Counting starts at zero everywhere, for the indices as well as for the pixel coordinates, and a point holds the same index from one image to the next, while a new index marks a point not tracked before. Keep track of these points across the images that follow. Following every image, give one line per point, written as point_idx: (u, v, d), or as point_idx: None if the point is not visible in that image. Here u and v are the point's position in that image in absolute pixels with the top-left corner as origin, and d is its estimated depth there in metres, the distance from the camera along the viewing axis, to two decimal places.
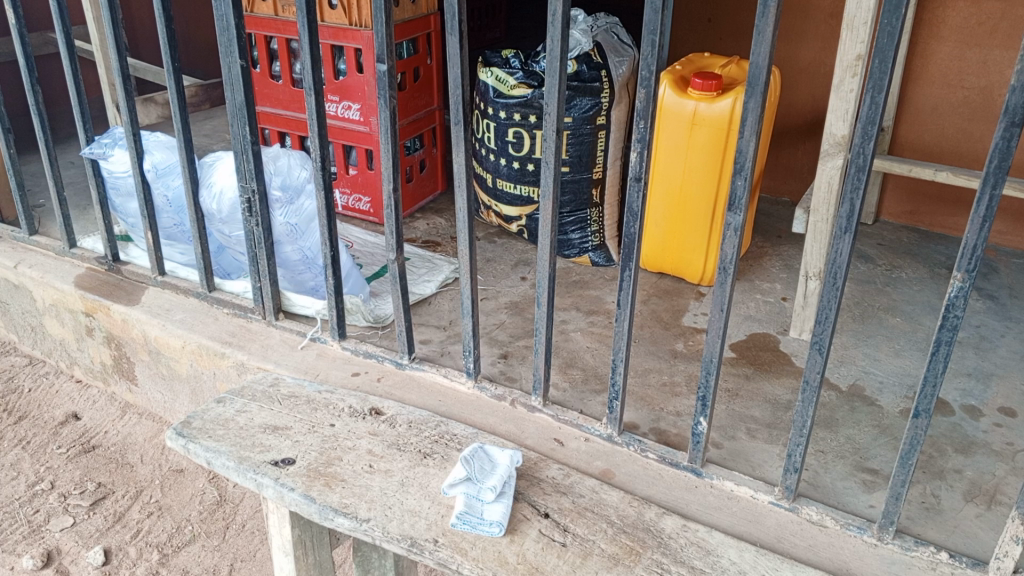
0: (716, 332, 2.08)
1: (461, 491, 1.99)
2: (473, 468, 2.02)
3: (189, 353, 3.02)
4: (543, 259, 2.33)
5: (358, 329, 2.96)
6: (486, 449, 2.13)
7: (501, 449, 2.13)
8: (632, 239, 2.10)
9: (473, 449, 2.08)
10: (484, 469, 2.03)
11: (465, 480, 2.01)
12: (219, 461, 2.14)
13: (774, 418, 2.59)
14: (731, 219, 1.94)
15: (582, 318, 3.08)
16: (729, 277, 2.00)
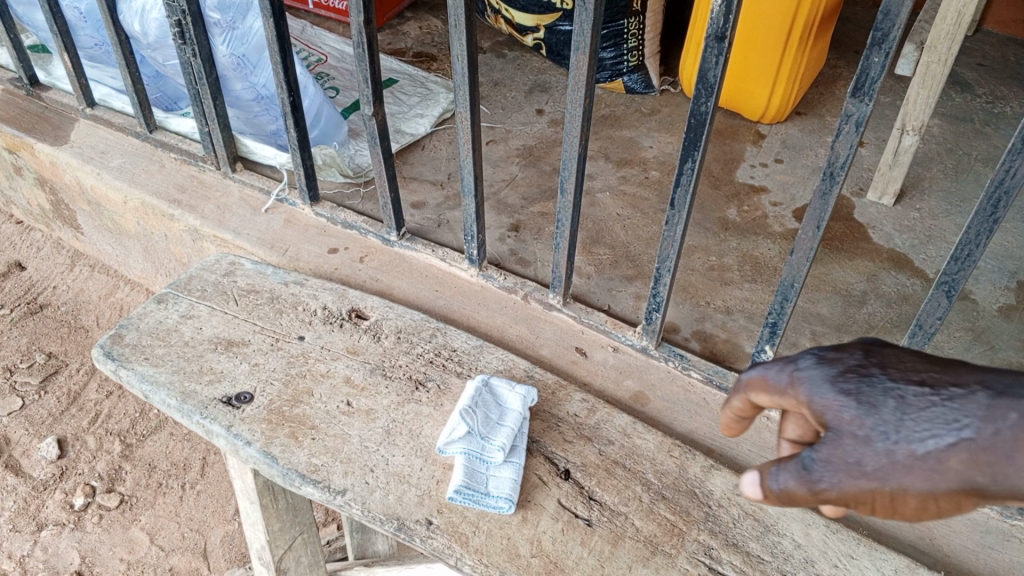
0: (803, 253, 1.55)
1: (462, 450, 1.56)
2: (474, 422, 1.59)
3: (134, 210, 2.49)
4: (571, 133, 1.71)
5: (335, 186, 2.43)
6: (490, 388, 1.70)
7: (510, 389, 1.70)
8: (700, 124, 1.49)
9: (474, 394, 1.64)
10: (485, 422, 1.61)
11: (465, 438, 1.57)
12: (158, 397, 1.70)
13: (845, 318, 2.12)
14: (852, 108, 1.33)
15: (612, 172, 2.58)
16: (836, 187, 1.43)
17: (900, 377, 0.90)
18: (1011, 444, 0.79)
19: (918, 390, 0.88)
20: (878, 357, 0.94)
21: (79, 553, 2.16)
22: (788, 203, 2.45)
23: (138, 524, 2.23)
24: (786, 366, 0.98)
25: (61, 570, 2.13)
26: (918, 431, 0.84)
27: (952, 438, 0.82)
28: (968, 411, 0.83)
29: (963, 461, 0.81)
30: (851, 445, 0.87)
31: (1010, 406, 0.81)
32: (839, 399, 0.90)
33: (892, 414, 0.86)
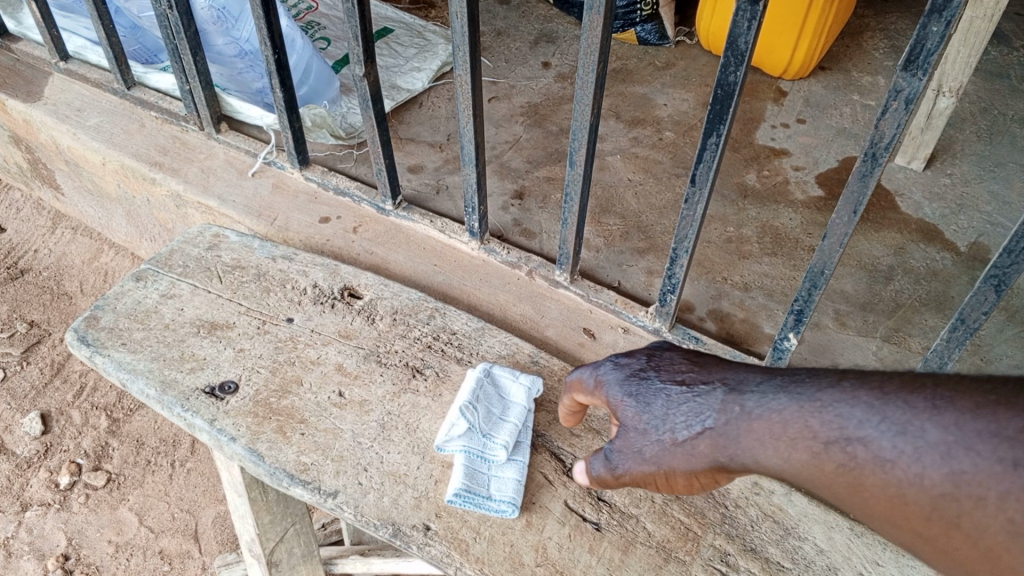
0: (836, 238, 1.42)
1: (462, 449, 1.45)
2: (474, 419, 1.47)
3: (113, 172, 2.34)
4: (582, 100, 1.54)
5: (326, 148, 2.28)
6: (492, 377, 1.57)
7: (513, 379, 1.57)
8: (728, 95, 1.33)
9: (474, 386, 1.52)
10: (486, 418, 1.49)
11: (465, 436, 1.46)
12: (136, 386, 1.58)
13: (871, 296, 1.99)
14: (902, 83, 1.17)
15: (623, 132, 2.44)
16: (878, 169, 1.29)
17: (667, 376, 1.17)
18: (734, 428, 1.03)
19: (680, 385, 1.14)
20: (657, 360, 1.21)
21: (65, 535, 2.08)
22: (811, 168, 2.30)
23: (126, 504, 2.15)
24: (593, 370, 1.28)
25: (47, 552, 2.04)
26: (678, 423, 1.09)
27: (699, 427, 1.07)
28: (710, 406, 1.07)
29: (708, 446, 1.05)
30: (635, 435, 1.15)
31: (735, 400, 1.05)
32: (624, 399, 1.18)
33: (662, 409, 1.12)
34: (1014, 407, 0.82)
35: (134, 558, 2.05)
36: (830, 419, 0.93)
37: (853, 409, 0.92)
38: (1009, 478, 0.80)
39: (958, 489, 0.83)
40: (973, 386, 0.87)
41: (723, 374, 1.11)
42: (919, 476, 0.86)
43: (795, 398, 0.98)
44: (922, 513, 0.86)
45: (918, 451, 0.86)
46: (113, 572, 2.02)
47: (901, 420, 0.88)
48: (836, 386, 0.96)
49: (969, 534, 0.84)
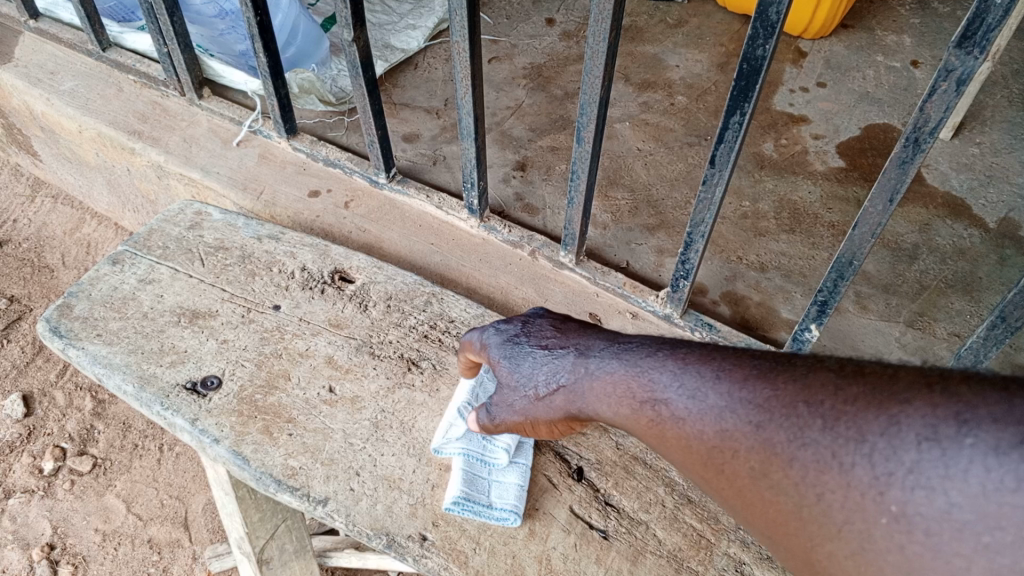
0: (868, 228, 1.30)
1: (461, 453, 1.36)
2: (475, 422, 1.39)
3: (90, 141, 2.20)
4: (592, 72, 1.38)
5: (315, 115, 2.16)
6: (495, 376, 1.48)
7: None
8: (754, 70, 1.19)
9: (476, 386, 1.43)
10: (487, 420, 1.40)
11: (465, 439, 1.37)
12: (113, 382, 1.48)
13: (895, 277, 1.87)
14: (954, 62, 1.04)
15: (632, 97, 2.31)
16: (920, 156, 1.16)
17: (536, 338, 1.20)
18: (579, 385, 1.08)
19: (544, 346, 1.17)
20: (528, 322, 1.25)
21: (51, 523, 2.00)
22: (832, 137, 2.19)
23: (113, 490, 2.07)
24: (477, 331, 1.30)
25: (31, 541, 1.96)
26: (541, 379, 1.14)
27: (556, 383, 1.11)
28: (564, 368, 1.11)
29: (563, 400, 1.10)
30: (507, 389, 1.20)
31: (584, 363, 1.09)
32: (498, 357, 1.22)
33: (528, 366, 1.16)
34: (770, 378, 0.85)
35: (123, 547, 1.97)
36: (645, 381, 0.97)
37: (662, 372, 0.96)
38: (757, 435, 0.82)
39: (724, 443, 0.85)
40: (753, 360, 0.90)
41: (582, 338, 1.16)
42: (699, 430, 0.88)
43: (625, 360, 1.02)
44: (700, 467, 0.89)
45: (701, 410, 0.89)
46: (100, 562, 1.94)
47: (693, 385, 0.91)
48: (657, 353, 1.00)
49: (728, 483, 0.85)
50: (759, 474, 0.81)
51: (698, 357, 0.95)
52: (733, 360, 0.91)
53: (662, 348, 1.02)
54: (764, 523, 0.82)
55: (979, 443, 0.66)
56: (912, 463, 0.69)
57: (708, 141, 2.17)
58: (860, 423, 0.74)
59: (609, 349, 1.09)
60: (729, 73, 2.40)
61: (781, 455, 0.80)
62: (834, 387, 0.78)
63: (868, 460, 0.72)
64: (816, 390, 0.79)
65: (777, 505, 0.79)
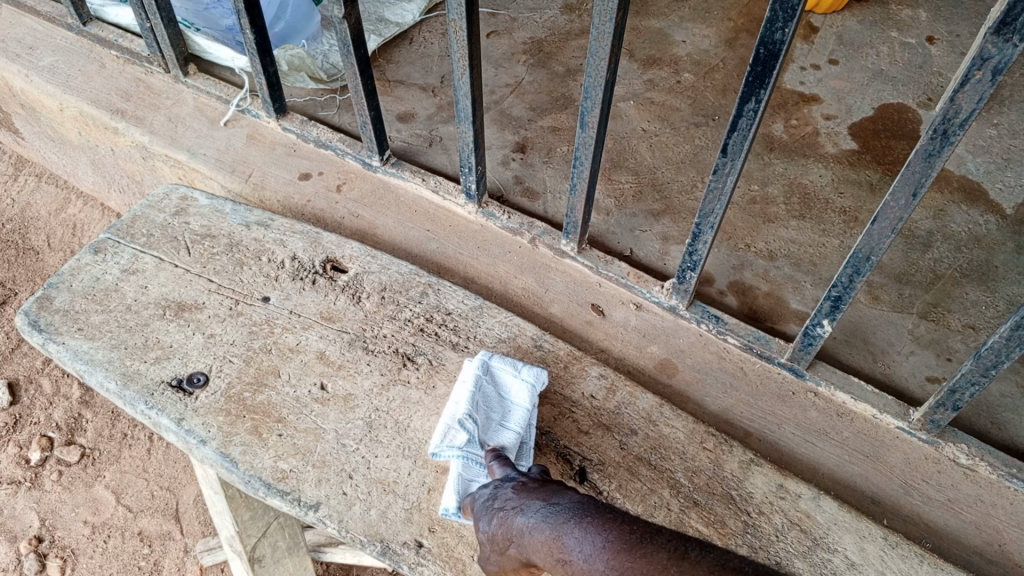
0: (888, 222, 1.23)
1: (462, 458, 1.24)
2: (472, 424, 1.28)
3: (72, 120, 2.12)
4: (597, 54, 1.30)
5: (306, 93, 2.09)
6: (492, 373, 1.39)
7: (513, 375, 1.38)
8: (773, 55, 1.11)
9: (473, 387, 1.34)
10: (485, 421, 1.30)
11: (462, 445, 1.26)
12: (94, 378, 1.42)
13: (907, 266, 1.80)
14: (990, 50, 0.96)
15: (637, 75, 2.23)
16: (948, 149, 1.09)
17: (501, 491, 1.07)
18: (519, 547, 0.94)
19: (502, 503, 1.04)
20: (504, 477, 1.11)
21: (39, 515, 1.96)
22: (844, 117, 2.11)
23: (102, 481, 2.02)
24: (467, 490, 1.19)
25: (19, 534, 1.92)
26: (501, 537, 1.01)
27: (506, 542, 0.98)
28: (508, 528, 0.98)
29: (517, 559, 0.97)
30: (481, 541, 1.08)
31: (520, 526, 0.95)
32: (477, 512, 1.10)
33: (489, 527, 1.03)
34: (622, 547, 0.79)
35: (112, 540, 1.92)
36: (553, 545, 0.87)
37: (570, 545, 0.86)
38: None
39: None
40: (632, 526, 0.81)
41: (532, 494, 1.00)
42: None
43: (550, 526, 0.91)
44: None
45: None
46: (90, 555, 1.90)
47: (582, 548, 0.83)
48: (576, 521, 0.89)
49: None
50: None
51: (608, 523, 0.84)
52: (619, 535, 0.80)
53: (590, 508, 0.91)
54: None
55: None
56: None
57: (715, 121, 2.09)
58: None
59: (547, 510, 0.95)
60: (737, 49, 2.31)
61: None
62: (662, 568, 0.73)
63: None
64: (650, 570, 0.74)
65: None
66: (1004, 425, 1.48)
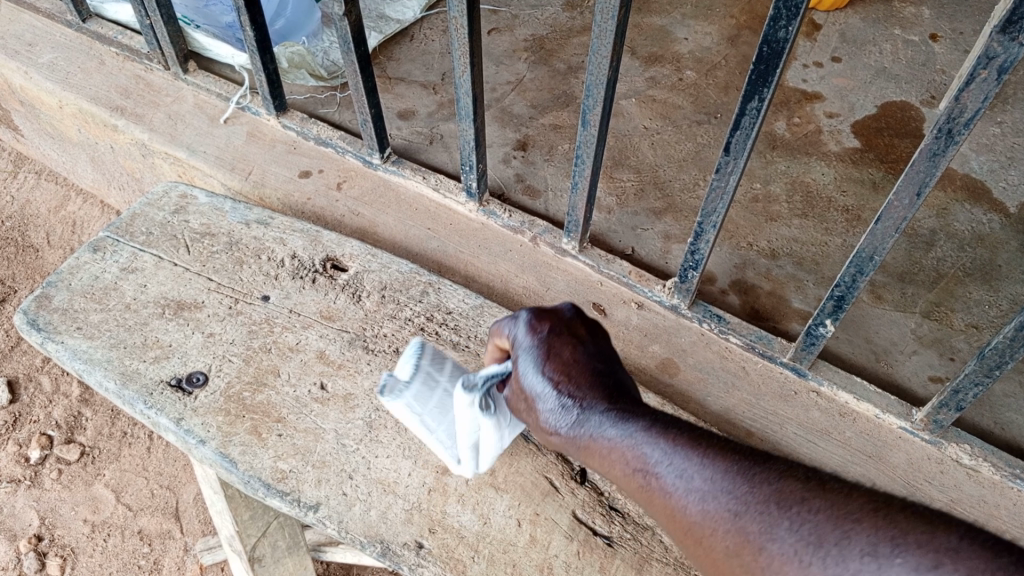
0: (892, 222, 1.22)
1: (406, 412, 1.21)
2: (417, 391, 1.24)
3: (72, 117, 2.11)
4: (599, 51, 1.29)
5: (306, 90, 2.08)
6: None
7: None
8: (775, 53, 1.10)
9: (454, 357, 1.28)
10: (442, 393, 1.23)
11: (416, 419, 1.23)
12: (93, 378, 1.41)
13: (910, 265, 1.79)
14: (996, 48, 0.95)
15: (640, 72, 2.22)
16: (953, 148, 1.08)
17: (553, 364, 1.04)
18: (590, 441, 0.98)
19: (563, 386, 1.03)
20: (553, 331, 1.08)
21: (38, 513, 1.95)
22: (847, 115, 2.10)
23: (102, 480, 2.02)
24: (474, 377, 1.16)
25: (18, 533, 1.91)
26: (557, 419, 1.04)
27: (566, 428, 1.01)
28: (571, 414, 1.01)
29: (571, 442, 1.02)
30: (520, 402, 1.08)
31: (594, 423, 0.99)
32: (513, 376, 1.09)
33: (541, 399, 1.03)
34: (744, 473, 0.84)
35: (112, 539, 1.92)
36: (645, 452, 0.92)
37: (662, 463, 0.90)
38: (728, 560, 0.82)
39: (699, 523, 0.85)
40: (739, 451, 0.88)
41: (595, 387, 1.03)
42: (691, 510, 0.86)
43: (634, 437, 0.94)
44: (688, 549, 0.89)
45: (686, 507, 0.86)
46: (89, 554, 1.89)
47: (688, 466, 0.88)
48: (665, 439, 0.92)
49: (706, 555, 0.85)
50: (732, 556, 0.81)
51: (709, 442, 0.90)
52: (733, 467, 0.85)
53: (676, 423, 0.95)
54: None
55: (908, 563, 0.69)
56: (854, 572, 0.71)
57: (718, 119, 2.08)
58: (818, 529, 0.76)
59: (625, 417, 0.97)
60: (739, 47, 2.30)
61: (747, 541, 0.80)
62: (800, 497, 0.79)
63: (820, 563, 0.74)
64: (786, 496, 0.80)
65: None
66: (1007, 426, 1.47)
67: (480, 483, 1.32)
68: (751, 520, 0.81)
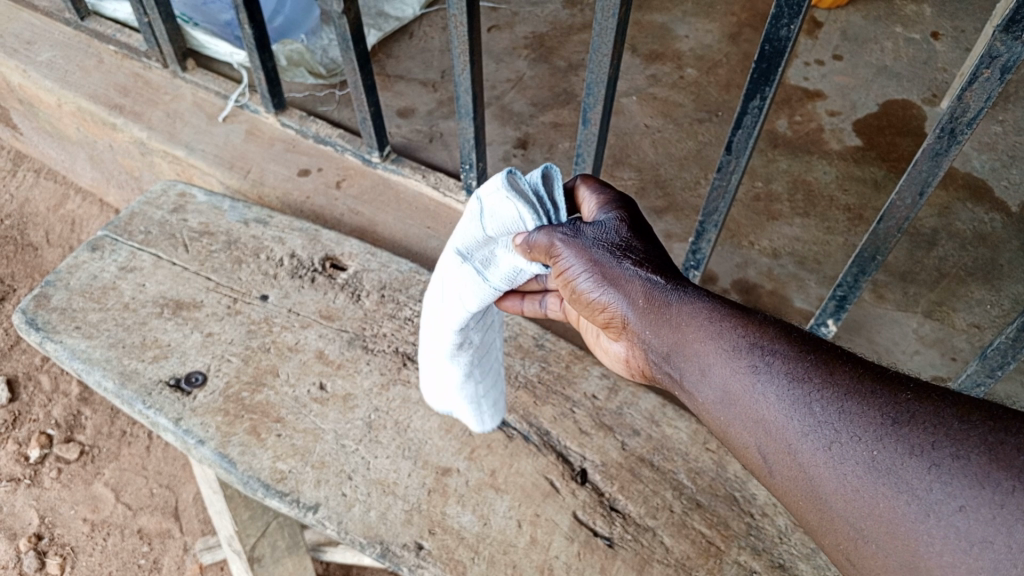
0: (894, 221, 1.21)
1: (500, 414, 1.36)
2: (485, 389, 1.28)
3: (70, 115, 2.10)
4: (600, 50, 1.28)
5: (305, 88, 2.07)
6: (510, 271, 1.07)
7: (476, 277, 1.08)
8: (777, 52, 1.09)
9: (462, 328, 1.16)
10: (482, 340, 1.22)
11: (501, 387, 1.33)
12: (92, 377, 1.41)
13: (912, 264, 1.78)
14: (999, 47, 0.94)
15: (640, 70, 2.21)
16: (955, 147, 1.07)
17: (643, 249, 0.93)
18: (686, 332, 0.86)
19: (654, 272, 0.90)
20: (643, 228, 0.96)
21: (37, 513, 1.95)
22: (848, 113, 2.09)
23: (101, 479, 2.02)
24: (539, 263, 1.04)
25: (18, 531, 1.91)
26: (638, 308, 0.90)
27: (654, 309, 0.89)
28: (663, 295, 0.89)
29: (654, 327, 0.88)
30: (589, 264, 0.92)
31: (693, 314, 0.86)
32: (574, 241, 0.94)
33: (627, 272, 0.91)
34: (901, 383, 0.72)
35: (111, 538, 1.91)
36: (766, 352, 0.79)
37: (792, 365, 0.77)
38: (875, 480, 0.69)
39: (831, 429, 0.73)
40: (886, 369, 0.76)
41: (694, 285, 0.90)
42: (822, 416, 0.73)
43: (750, 333, 0.82)
44: (790, 457, 0.76)
45: (817, 409, 0.74)
46: (89, 553, 1.89)
47: (821, 371, 0.76)
48: (791, 343, 0.79)
49: (834, 466, 0.72)
50: (878, 468, 0.69)
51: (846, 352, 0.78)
52: (887, 377, 0.73)
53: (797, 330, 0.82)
54: (819, 544, 0.76)
55: None
56: None
57: (719, 117, 2.07)
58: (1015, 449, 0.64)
59: (734, 313, 0.85)
60: (740, 44, 2.29)
61: (904, 456, 0.68)
62: (984, 411, 0.67)
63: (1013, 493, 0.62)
64: (967, 409, 0.68)
65: (837, 539, 0.72)
66: None
67: (480, 484, 1.31)
68: (924, 434, 0.68)
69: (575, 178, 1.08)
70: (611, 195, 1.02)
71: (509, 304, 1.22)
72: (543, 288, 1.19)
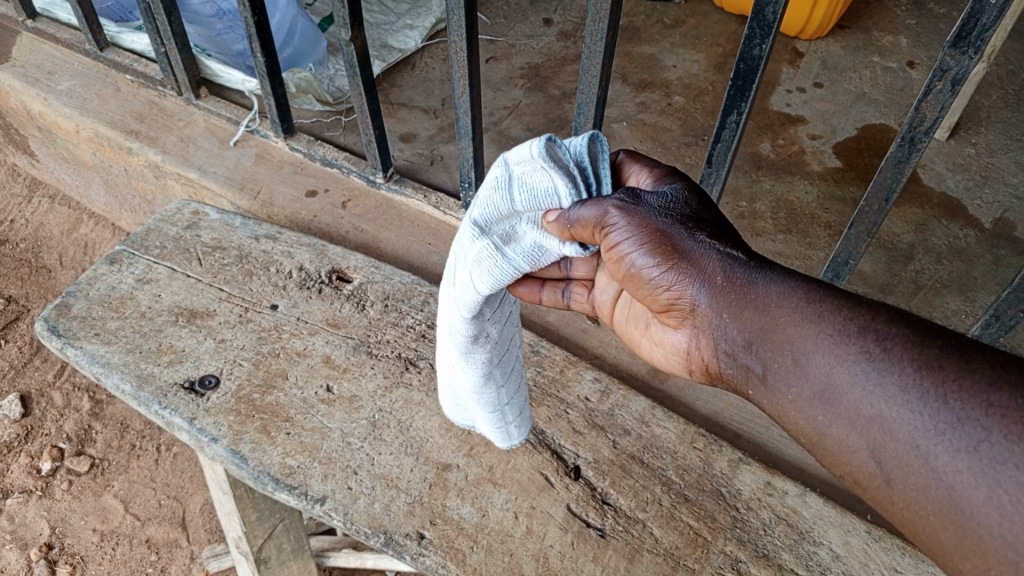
0: (864, 226, 1.31)
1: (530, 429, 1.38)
2: (507, 396, 1.29)
3: (88, 141, 2.21)
4: (589, 71, 1.38)
5: (312, 114, 2.19)
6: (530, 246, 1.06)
7: (494, 251, 1.06)
8: (751, 70, 1.19)
9: (473, 313, 1.14)
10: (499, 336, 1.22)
11: (523, 397, 1.34)
12: (110, 380, 1.49)
13: (890, 277, 1.87)
14: (949, 62, 1.05)
15: (630, 97, 2.32)
16: (914, 155, 1.17)
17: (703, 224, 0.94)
18: (783, 328, 0.85)
19: (726, 252, 0.91)
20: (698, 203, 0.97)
21: (48, 523, 2.01)
22: (828, 137, 2.20)
23: (110, 491, 2.08)
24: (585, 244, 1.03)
25: (30, 541, 1.97)
26: (716, 292, 0.90)
27: (737, 297, 0.89)
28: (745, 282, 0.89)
29: (739, 317, 0.89)
30: (648, 239, 0.92)
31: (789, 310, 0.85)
32: (630, 211, 0.93)
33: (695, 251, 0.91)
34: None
35: (120, 547, 1.97)
36: (883, 348, 0.77)
37: (914, 362, 0.75)
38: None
39: (971, 431, 0.70)
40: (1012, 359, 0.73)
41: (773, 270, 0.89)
42: (957, 419, 0.71)
43: (858, 326, 0.80)
44: (917, 464, 0.73)
45: (950, 410, 0.72)
46: (98, 562, 1.94)
47: (946, 367, 0.73)
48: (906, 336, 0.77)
49: (973, 473, 0.70)
50: None
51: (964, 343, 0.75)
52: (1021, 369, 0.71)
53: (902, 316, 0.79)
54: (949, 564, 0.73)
55: None
56: None
57: (705, 141, 2.17)
58: None
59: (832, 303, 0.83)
60: (726, 73, 2.41)
61: None
62: None
63: None
64: None
65: (979, 558, 0.70)
66: None
67: (479, 479, 1.38)
68: None
69: (619, 154, 1.12)
70: (664, 172, 1.06)
71: (525, 291, 1.23)
72: (566, 277, 1.22)
